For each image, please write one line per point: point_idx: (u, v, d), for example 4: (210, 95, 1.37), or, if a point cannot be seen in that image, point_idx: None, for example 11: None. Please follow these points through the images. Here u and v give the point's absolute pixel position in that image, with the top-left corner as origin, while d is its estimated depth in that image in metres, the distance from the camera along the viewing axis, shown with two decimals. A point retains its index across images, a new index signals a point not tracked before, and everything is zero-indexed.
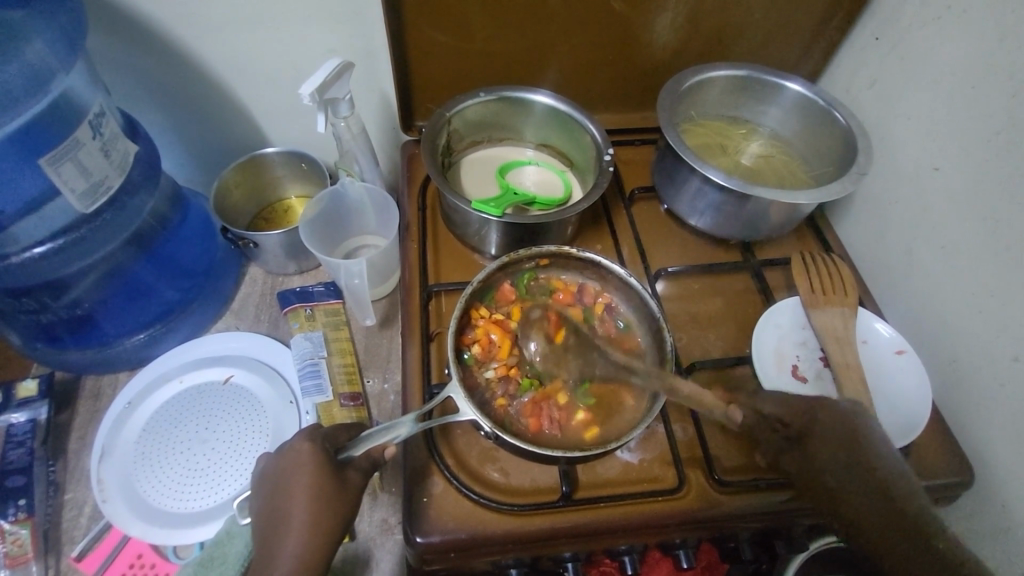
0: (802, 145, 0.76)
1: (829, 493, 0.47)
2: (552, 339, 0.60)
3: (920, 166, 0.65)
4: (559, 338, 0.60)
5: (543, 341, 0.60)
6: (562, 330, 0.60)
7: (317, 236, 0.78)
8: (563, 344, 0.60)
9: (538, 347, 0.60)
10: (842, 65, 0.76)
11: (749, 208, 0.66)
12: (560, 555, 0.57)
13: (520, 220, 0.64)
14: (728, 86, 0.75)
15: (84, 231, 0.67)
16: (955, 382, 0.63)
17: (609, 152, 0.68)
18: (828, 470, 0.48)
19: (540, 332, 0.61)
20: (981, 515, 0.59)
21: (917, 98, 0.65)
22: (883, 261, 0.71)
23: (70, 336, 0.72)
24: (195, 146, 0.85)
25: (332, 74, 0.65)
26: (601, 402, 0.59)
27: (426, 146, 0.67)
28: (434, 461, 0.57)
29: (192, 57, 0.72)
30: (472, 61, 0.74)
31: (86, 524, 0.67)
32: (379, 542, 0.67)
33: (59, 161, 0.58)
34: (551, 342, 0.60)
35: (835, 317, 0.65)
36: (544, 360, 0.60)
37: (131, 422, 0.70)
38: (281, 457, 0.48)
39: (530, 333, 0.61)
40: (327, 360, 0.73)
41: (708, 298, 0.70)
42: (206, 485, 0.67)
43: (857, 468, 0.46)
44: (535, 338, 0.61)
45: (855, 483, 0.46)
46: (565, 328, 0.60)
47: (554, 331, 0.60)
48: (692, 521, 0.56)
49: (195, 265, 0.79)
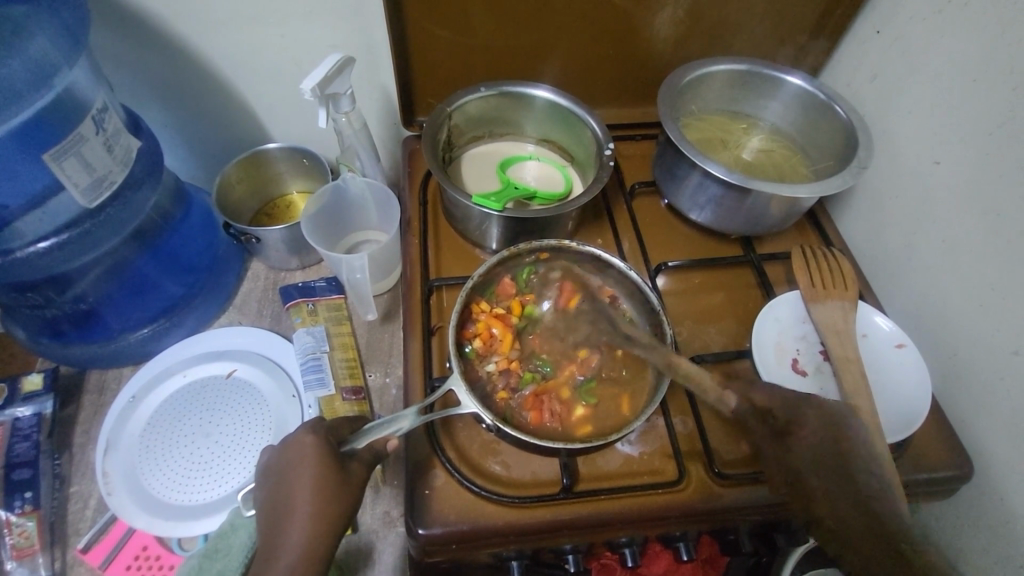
0: (802, 139, 0.76)
1: (813, 491, 0.50)
2: (565, 303, 0.64)
3: (920, 160, 0.66)
4: (572, 303, 0.63)
5: (556, 304, 0.64)
6: (575, 295, 0.64)
7: (318, 230, 0.78)
8: (576, 310, 0.63)
9: (549, 306, 0.64)
10: (842, 59, 0.76)
11: (750, 202, 0.66)
12: (560, 547, 0.58)
13: (520, 214, 0.64)
14: (729, 81, 0.75)
15: (88, 226, 0.67)
16: (954, 376, 0.63)
17: (609, 147, 0.68)
18: (812, 469, 0.50)
19: (555, 295, 0.64)
20: (979, 507, 0.59)
21: (917, 91, 0.65)
22: (882, 255, 0.72)
23: (75, 330, 0.72)
24: (197, 142, 0.85)
25: (334, 70, 0.64)
26: (600, 403, 0.59)
27: (427, 142, 0.67)
28: (436, 454, 0.57)
29: (194, 52, 0.72)
30: (473, 56, 0.74)
31: (92, 516, 0.67)
32: (381, 535, 0.67)
33: (64, 156, 0.58)
34: (565, 306, 0.63)
35: (835, 311, 0.65)
36: (555, 320, 0.63)
37: (135, 416, 0.71)
38: (287, 448, 0.48)
39: (546, 292, 0.64)
40: (330, 355, 0.73)
41: (708, 292, 0.70)
42: (212, 478, 0.68)
43: (835, 471, 0.50)
44: (549, 299, 0.64)
45: (837, 484, 0.49)
46: (580, 295, 0.64)
47: (569, 296, 0.64)
48: (691, 513, 0.56)
49: (198, 261, 0.78)
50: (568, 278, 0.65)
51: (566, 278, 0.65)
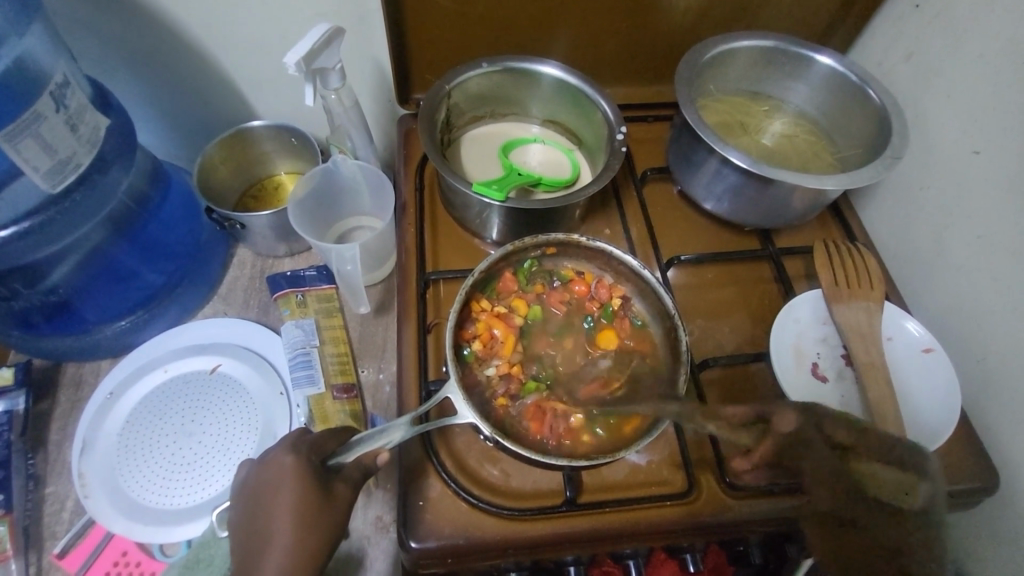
0: (828, 124, 0.70)
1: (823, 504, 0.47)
2: (608, 385, 0.56)
3: (959, 148, 0.60)
4: (614, 386, 0.56)
5: (597, 378, 0.56)
6: (620, 380, 0.56)
7: (308, 216, 0.73)
8: (616, 395, 0.55)
9: (589, 379, 0.56)
10: (876, 35, 0.70)
11: (771, 193, 0.61)
12: (562, 559, 0.55)
13: (524, 205, 0.59)
14: (752, 59, 0.69)
15: (52, 213, 0.61)
16: (983, 382, 0.59)
17: (621, 132, 0.62)
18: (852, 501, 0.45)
19: (600, 371, 0.57)
20: (1004, 522, 0.56)
21: (957, 73, 0.60)
22: (909, 249, 0.67)
23: (47, 322, 0.67)
24: (179, 117, 0.79)
25: (322, 41, 0.59)
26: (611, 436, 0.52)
27: (424, 124, 0.62)
28: (431, 461, 0.54)
29: (170, 20, 0.66)
30: (475, 27, 0.68)
31: (69, 519, 0.64)
32: (373, 541, 0.63)
33: (19, 137, 0.52)
34: (607, 388, 0.56)
35: (860, 312, 0.61)
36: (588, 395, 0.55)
37: (113, 413, 0.67)
38: (265, 467, 0.44)
39: (593, 364, 0.57)
40: (320, 350, 0.68)
41: (721, 287, 0.66)
42: (193, 480, 0.64)
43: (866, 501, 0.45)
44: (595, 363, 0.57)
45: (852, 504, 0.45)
46: (624, 380, 0.56)
47: (611, 381, 0.56)
48: (701, 526, 0.53)
49: (180, 247, 0.74)
50: (616, 360, 0.57)
51: (615, 357, 0.58)
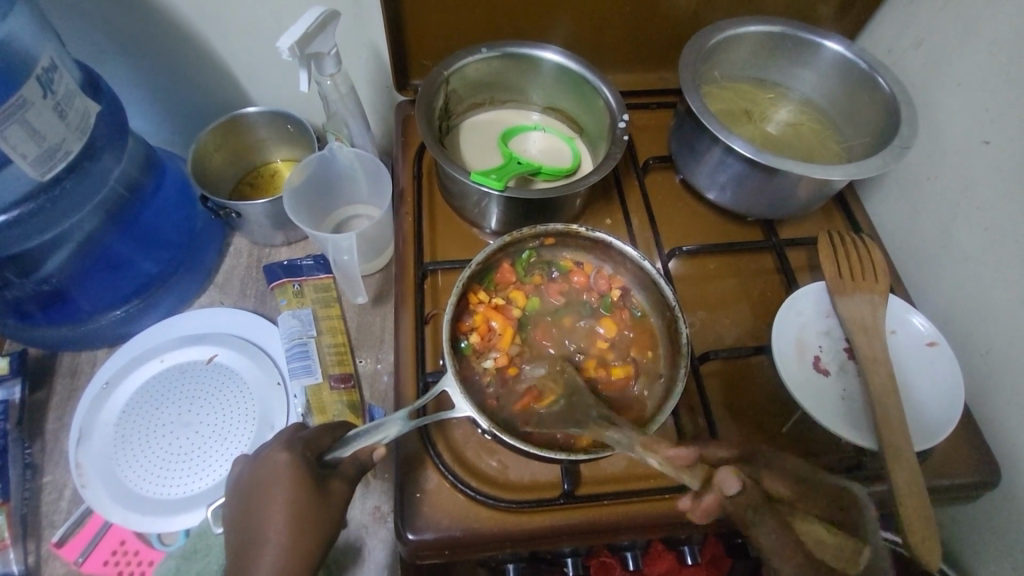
0: (835, 112, 0.69)
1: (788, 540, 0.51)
2: (540, 397, 0.53)
3: (968, 137, 0.59)
4: (547, 398, 0.53)
5: (529, 391, 0.53)
6: (552, 393, 0.53)
7: (304, 204, 0.72)
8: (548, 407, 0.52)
9: (522, 384, 0.54)
10: (886, 21, 0.68)
11: (776, 183, 0.60)
12: (559, 551, 0.54)
13: (524, 195, 0.58)
14: (758, 45, 0.67)
15: (43, 200, 0.61)
16: (986, 376, 0.58)
17: (623, 119, 0.61)
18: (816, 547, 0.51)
19: (531, 382, 0.54)
20: (1004, 517, 0.56)
21: (968, 60, 0.58)
22: (915, 240, 0.66)
23: (42, 311, 0.66)
24: (174, 103, 0.78)
25: (316, 25, 0.58)
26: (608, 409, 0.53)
27: (422, 111, 0.61)
28: (429, 453, 0.54)
29: (164, 4, 0.65)
30: (474, 11, 0.66)
31: (67, 508, 0.63)
32: (371, 531, 0.63)
33: (5, 124, 0.51)
34: (538, 400, 0.53)
35: (863, 304, 0.60)
36: (516, 405, 0.53)
37: (109, 403, 0.66)
38: (260, 465, 0.44)
39: (527, 373, 0.55)
40: (317, 340, 0.68)
41: (723, 279, 0.65)
42: (190, 471, 0.63)
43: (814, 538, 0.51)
44: (531, 370, 0.55)
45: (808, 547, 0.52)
46: (555, 393, 0.53)
47: (542, 394, 0.53)
48: (701, 519, 0.52)
49: (175, 235, 0.73)
50: (551, 369, 0.55)
51: (556, 363, 0.55)
